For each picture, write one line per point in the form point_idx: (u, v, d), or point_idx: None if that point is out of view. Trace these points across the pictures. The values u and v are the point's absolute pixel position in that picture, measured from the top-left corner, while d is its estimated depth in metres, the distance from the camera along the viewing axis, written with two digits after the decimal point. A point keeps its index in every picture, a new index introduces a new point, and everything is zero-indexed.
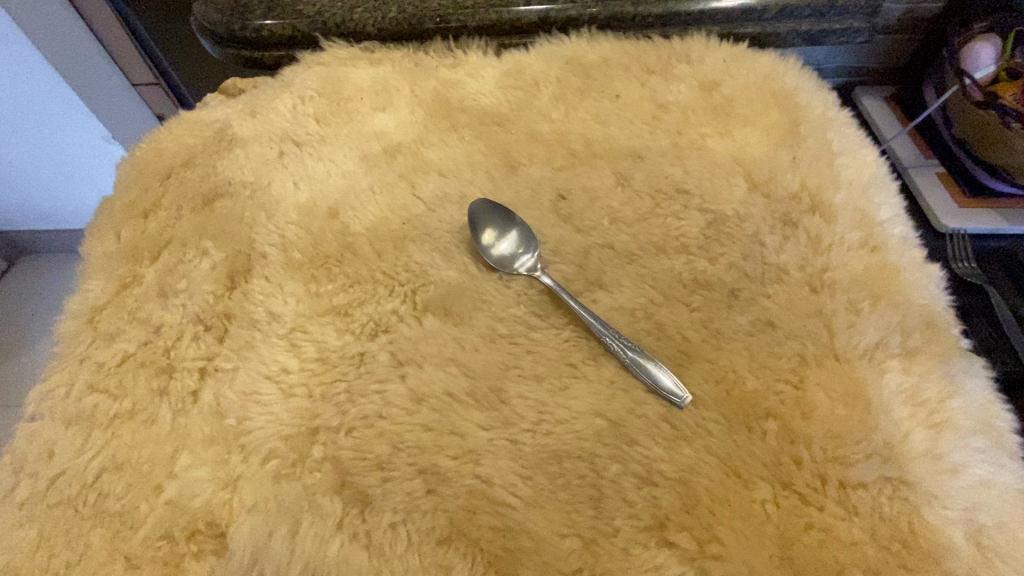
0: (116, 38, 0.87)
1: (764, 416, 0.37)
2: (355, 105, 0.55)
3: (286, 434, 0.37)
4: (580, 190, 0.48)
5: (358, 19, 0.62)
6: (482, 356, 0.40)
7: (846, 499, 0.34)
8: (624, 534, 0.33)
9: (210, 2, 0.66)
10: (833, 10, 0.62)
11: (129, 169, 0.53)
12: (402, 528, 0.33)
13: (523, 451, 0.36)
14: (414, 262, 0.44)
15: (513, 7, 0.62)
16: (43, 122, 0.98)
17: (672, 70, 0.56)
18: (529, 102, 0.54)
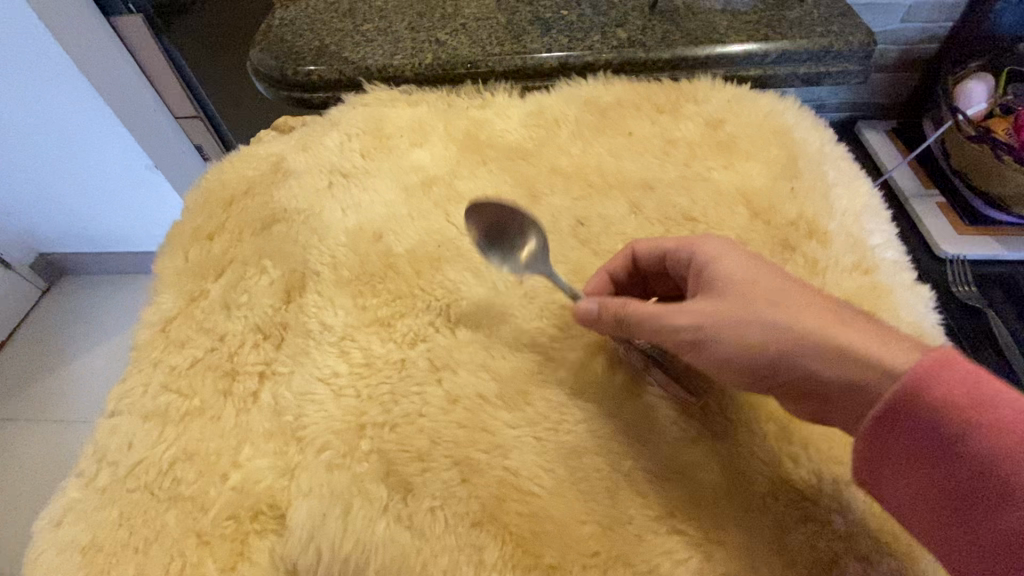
0: (163, 76, 0.94)
1: (764, 419, 0.40)
2: (395, 141, 0.61)
3: (337, 429, 0.42)
4: (596, 217, 0.54)
5: (397, 65, 0.70)
6: (510, 363, 0.44)
7: (841, 494, 0.37)
8: (637, 522, 0.37)
9: (266, 50, 0.74)
10: (829, 55, 0.68)
11: (196, 197, 0.60)
12: (440, 511, 0.38)
13: (547, 447, 0.40)
14: (448, 280, 0.50)
15: (536, 54, 0.69)
16: (92, 151, 1.06)
17: (681, 109, 0.62)
18: (550, 139, 0.61)
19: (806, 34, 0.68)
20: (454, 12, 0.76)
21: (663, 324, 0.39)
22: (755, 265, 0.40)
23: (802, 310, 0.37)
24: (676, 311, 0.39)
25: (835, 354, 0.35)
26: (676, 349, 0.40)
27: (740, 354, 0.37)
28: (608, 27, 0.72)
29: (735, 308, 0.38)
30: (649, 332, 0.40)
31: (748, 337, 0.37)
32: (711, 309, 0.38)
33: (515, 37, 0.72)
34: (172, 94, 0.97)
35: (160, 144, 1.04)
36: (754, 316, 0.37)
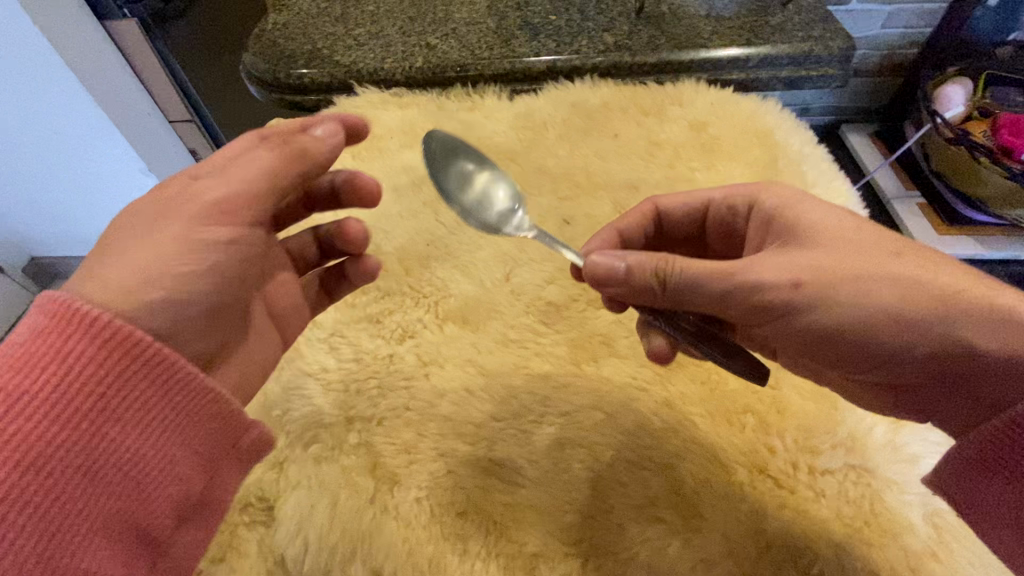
0: (158, 81, 0.96)
1: (742, 411, 0.42)
2: (386, 143, 0.62)
3: (326, 423, 0.43)
4: (582, 216, 0.55)
5: (388, 68, 0.71)
6: (496, 358, 0.45)
7: (815, 483, 0.39)
8: (618, 511, 0.38)
9: (259, 54, 0.75)
10: (809, 60, 0.70)
11: None
12: (426, 502, 0.39)
13: (531, 439, 0.41)
14: (436, 278, 0.51)
15: (525, 58, 0.71)
16: (83, 154, 1.06)
17: (666, 112, 0.63)
18: (538, 140, 0.62)
19: (787, 40, 0.70)
20: (445, 16, 0.77)
21: (750, 286, 0.34)
22: (839, 215, 0.37)
23: (909, 260, 0.34)
24: (766, 269, 0.35)
25: (957, 307, 0.32)
26: (765, 317, 0.36)
27: (851, 323, 0.34)
28: (595, 32, 0.73)
29: (844, 267, 0.34)
30: (732, 299, 0.35)
31: (854, 301, 0.34)
32: (814, 265, 0.34)
33: (504, 41, 0.73)
34: (167, 99, 0.99)
35: (153, 146, 1.04)
36: (867, 276, 0.34)
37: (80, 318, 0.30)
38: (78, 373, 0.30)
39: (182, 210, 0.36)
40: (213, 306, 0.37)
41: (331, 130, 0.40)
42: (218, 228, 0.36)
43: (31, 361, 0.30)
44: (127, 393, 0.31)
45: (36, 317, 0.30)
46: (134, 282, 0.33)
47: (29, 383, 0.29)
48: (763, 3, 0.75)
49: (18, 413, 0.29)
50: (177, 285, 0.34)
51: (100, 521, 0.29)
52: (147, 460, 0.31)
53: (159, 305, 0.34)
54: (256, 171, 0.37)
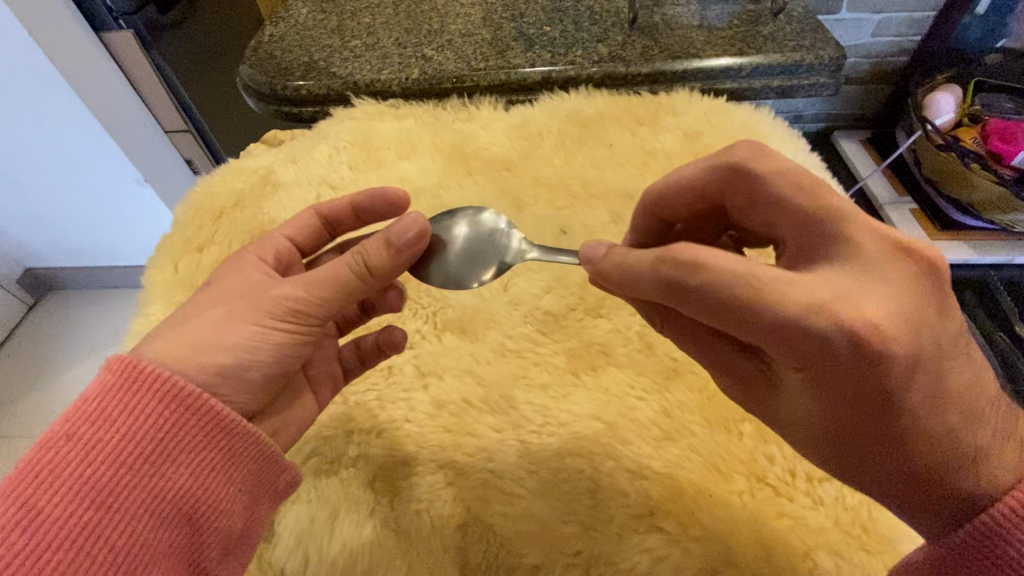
0: (153, 89, 0.93)
1: (740, 418, 0.42)
2: (383, 154, 0.63)
3: (325, 435, 0.43)
4: (579, 226, 0.55)
5: (385, 80, 0.72)
6: (495, 368, 0.46)
7: (813, 490, 0.39)
8: (619, 521, 0.38)
9: (255, 66, 0.75)
10: (801, 69, 0.71)
11: (186, 210, 0.61)
12: (426, 514, 0.39)
13: (530, 449, 0.41)
14: (434, 288, 0.51)
15: (520, 70, 0.71)
16: (81, 165, 1.06)
17: (660, 122, 0.64)
18: (534, 151, 0.62)
19: (778, 49, 0.71)
20: (441, 28, 0.78)
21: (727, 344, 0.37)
22: None
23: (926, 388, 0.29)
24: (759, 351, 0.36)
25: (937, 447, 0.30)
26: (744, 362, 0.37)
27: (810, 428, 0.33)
28: (589, 43, 0.74)
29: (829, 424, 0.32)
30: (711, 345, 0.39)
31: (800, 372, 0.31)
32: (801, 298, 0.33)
33: (500, 52, 0.74)
34: (163, 109, 0.97)
35: (151, 158, 1.04)
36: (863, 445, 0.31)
37: (143, 373, 0.32)
38: (144, 419, 0.31)
39: (258, 299, 0.37)
40: (266, 369, 0.37)
41: (406, 229, 0.37)
42: (286, 313, 0.36)
43: (102, 413, 0.31)
44: (184, 438, 0.32)
45: (102, 373, 0.32)
46: (203, 344, 0.35)
47: (100, 431, 0.31)
48: (754, 13, 0.76)
49: (90, 460, 0.30)
50: (242, 351, 0.35)
51: (161, 554, 0.30)
52: (200, 497, 0.32)
53: (217, 367, 0.34)
54: (335, 286, 0.37)
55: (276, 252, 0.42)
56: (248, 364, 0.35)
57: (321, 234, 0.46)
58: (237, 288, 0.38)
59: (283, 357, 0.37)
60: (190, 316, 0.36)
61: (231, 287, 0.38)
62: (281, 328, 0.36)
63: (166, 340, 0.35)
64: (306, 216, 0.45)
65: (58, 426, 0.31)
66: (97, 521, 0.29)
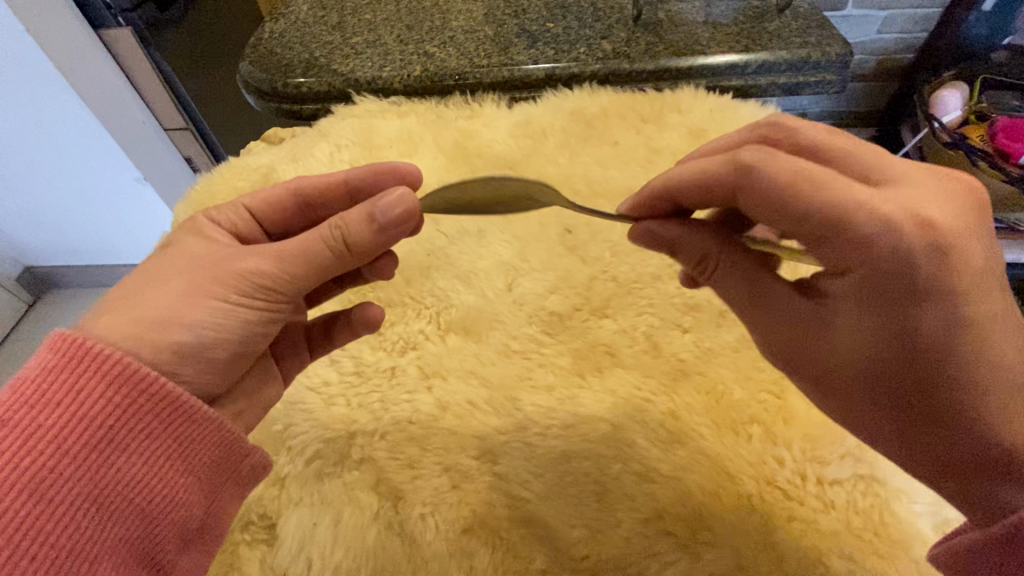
0: (152, 86, 0.93)
1: (748, 421, 0.41)
2: (385, 152, 0.62)
3: (327, 437, 0.42)
4: (584, 224, 0.55)
5: (386, 77, 0.71)
6: (499, 370, 0.45)
7: (824, 494, 0.38)
8: (627, 525, 0.38)
9: (255, 63, 0.75)
10: (807, 66, 0.70)
11: (185, 209, 0.60)
12: (431, 518, 0.38)
13: (536, 452, 0.41)
14: (438, 288, 0.50)
15: (523, 66, 0.71)
16: (77, 162, 1.05)
17: (666, 119, 0.63)
18: (538, 149, 0.62)
19: (785, 46, 0.70)
20: (443, 24, 0.77)
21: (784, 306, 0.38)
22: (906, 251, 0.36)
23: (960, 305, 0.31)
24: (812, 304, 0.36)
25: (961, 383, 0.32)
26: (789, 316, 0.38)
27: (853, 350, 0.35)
28: (593, 39, 0.73)
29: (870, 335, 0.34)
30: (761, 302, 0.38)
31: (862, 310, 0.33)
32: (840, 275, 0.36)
33: (502, 49, 0.73)
34: (162, 105, 0.96)
35: (149, 155, 1.02)
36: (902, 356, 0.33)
37: (86, 355, 0.31)
38: (90, 405, 0.30)
39: (218, 272, 0.36)
40: (232, 348, 0.37)
41: (395, 204, 0.35)
42: (250, 287, 0.36)
43: (43, 398, 0.30)
44: (135, 425, 0.31)
45: (42, 355, 0.30)
46: (160, 321, 0.34)
47: (41, 417, 0.29)
48: (760, 9, 0.75)
49: (31, 447, 0.29)
50: (202, 330, 0.35)
51: (110, 546, 0.30)
52: (152, 487, 0.32)
53: (172, 346, 0.34)
54: (308, 259, 0.36)
55: (234, 224, 0.40)
56: (212, 346, 0.35)
57: (294, 212, 0.43)
58: (195, 258, 0.36)
59: (248, 333, 0.37)
60: (143, 286, 0.35)
61: (188, 256, 0.37)
62: (244, 305, 0.36)
63: (114, 315, 0.33)
64: (277, 190, 0.42)
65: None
66: (40, 513, 0.28)
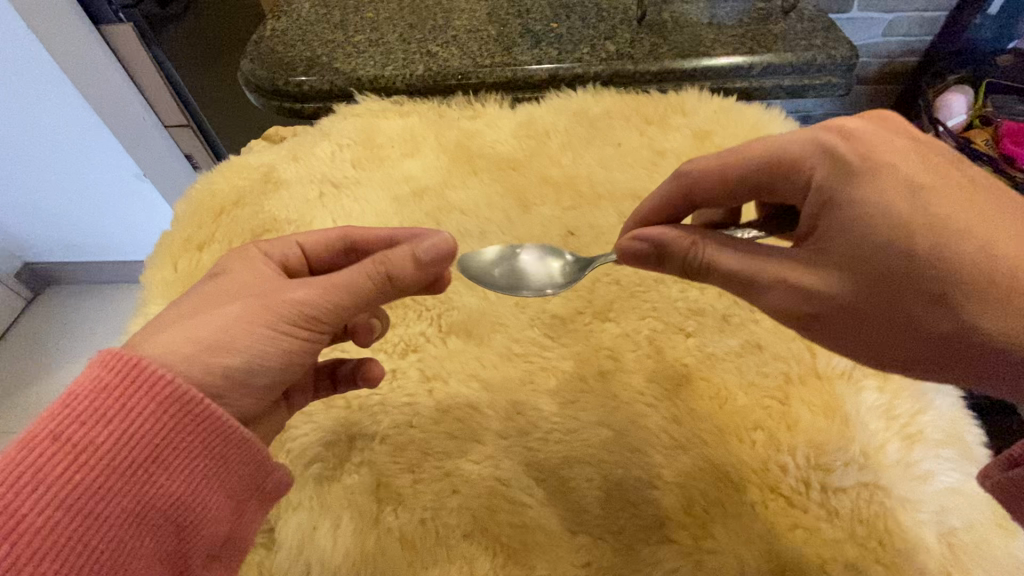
0: (152, 84, 0.93)
1: (752, 426, 0.41)
2: (386, 152, 0.61)
3: (328, 440, 0.42)
4: (586, 227, 0.54)
5: (388, 76, 0.71)
6: (502, 373, 0.45)
7: (828, 501, 0.38)
8: (629, 532, 0.37)
9: (257, 60, 0.74)
10: (812, 68, 0.70)
11: (185, 207, 0.60)
12: (431, 523, 0.38)
13: (537, 457, 0.40)
14: (439, 290, 0.50)
15: (526, 66, 0.70)
16: (76, 158, 1.04)
17: (669, 120, 0.62)
18: (540, 149, 0.61)
19: (789, 48, 0.70)
20: (446, 23, 0.77)
21: (774, 302, 0.34)
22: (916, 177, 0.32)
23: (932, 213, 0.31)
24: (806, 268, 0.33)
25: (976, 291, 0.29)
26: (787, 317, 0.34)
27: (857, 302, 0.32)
28: (596, 39, 0.73)
29: (867, 283, 0.31)
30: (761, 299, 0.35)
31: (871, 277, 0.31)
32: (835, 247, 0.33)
33: (506, 48, 0.73)
34: (163, 103, 0.96)
35: (149, 154, 1.02)
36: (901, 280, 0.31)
37: (141, 374, 0.30)
38: (139, 423, 0.30)
39: (267, 300, 0.36)
40: (271, 376, 0.36)
41: (442, 247, 0.37)
42: (300, 317, 0.36)
43: (92, 414, 0.29)
44: (179, 444, 0.31)
45: (93, 370, 0.30)
46: (207, 345, 0.33)
47: (91, 434, 0.29)
48: (765, 11, 0.75)
49: (80, 464, 0.28)
50: (247, 359, 0.34)
51: (143, 562, 0.29)
52: (189, 503, 0.31)
53: (221, 369, 0.33)
54: (354, 294, 0.37)
55: (283, 259, 0.41)
56: (256, 372, 0.35)
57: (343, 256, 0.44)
58: (246, 286, 0.37)
59: (291, 363, 0.36)
60: (200, 307, 0.35)
61: (243, 284, 0.37)
62: (292, 333, 0.35)
63: (167, 335, 0.33)
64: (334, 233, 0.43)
65: (42, 423, 0.28)
66: (82, 530, 0.27)
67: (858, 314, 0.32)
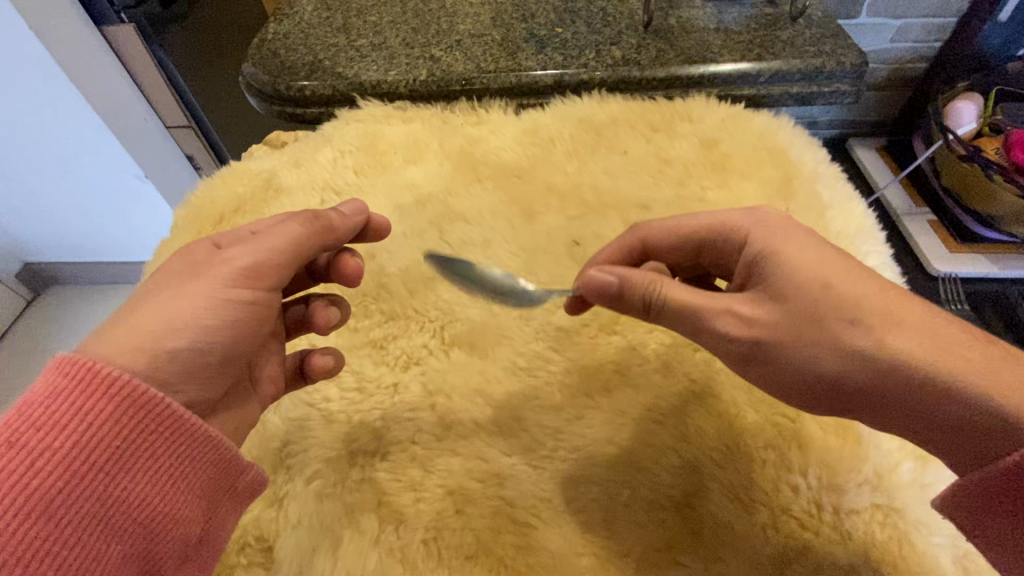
0: (154, 84, 0.92)
1: (763, 445, 0.40)
2: (390, 159, 0.61)
3: (328, 457, 0.41)
4: (592, 237, 0.53)
5: (392, 80, 0.70)
6: (505, 388, 0.44)
7: (840, 524, 0.37)
8: (636, 554, 0.37)
9: (258, 64, 0.73)
10: (821, 75, 0.69)
11: (185, 214, 0.59)
12: (433, 544, 0.37)
13: (542, 476, 0.40)
14: (442, 301, 0.49)
15: (531, 72, 0.69)
16: (76, 160, 1.03)
17: (676, 127, 0.62)
18: (545, 157, 0.60)
19: (798, 54, 0.69)
20: (449, 27, 0.76)
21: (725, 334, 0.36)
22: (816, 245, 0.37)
23: (838, 274, 0.35)
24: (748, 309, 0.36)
25: (898, 327, 0.33)
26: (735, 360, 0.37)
27: (795, 336, 0.35)
28: (602, 45, 0.72)
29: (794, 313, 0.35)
30: (708, 339, 0.37)
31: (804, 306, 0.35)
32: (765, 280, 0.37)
33: (510, 53, 0.72)
34: (164, 102, 0.95)
35: (151, 155, 1.01)
36: (827, 315, 0.34)
37: (96, 377, 0.31)
38: (98, 426, 0.30)
39: (209, 270, 0.39)
40: (223, 352, 0.38)
41: (356, 208, 0.45)
42: (243, 282, 0.39)
43: (48, 420, 0.29)
44: (140, 445, 0.31)
45: (50, 377, 0.30)
46: (161, 331, 0.35)
47: (48, 439, 0.29)
48: (773, 17, 0.74)
49: (38, 468, 0.29)
50: (197, 335, 0.36)
51: (112, 564, 0.30)
52: (153, 503, 0.31)
53: (168, 352, 0.35)
54: (291, 254, 0.40)
55: None
56: (210, 349, 0.37)
57: None
58: (177, 272, 0.39)
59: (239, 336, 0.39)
60: (142, 301, 0.37)
61: (173, 271, 0.39)
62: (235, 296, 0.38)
63: (116, 335, 0.35)
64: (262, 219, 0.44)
65: None
66: (45, 534, 0.28)
67: (807, 351, 0.34)
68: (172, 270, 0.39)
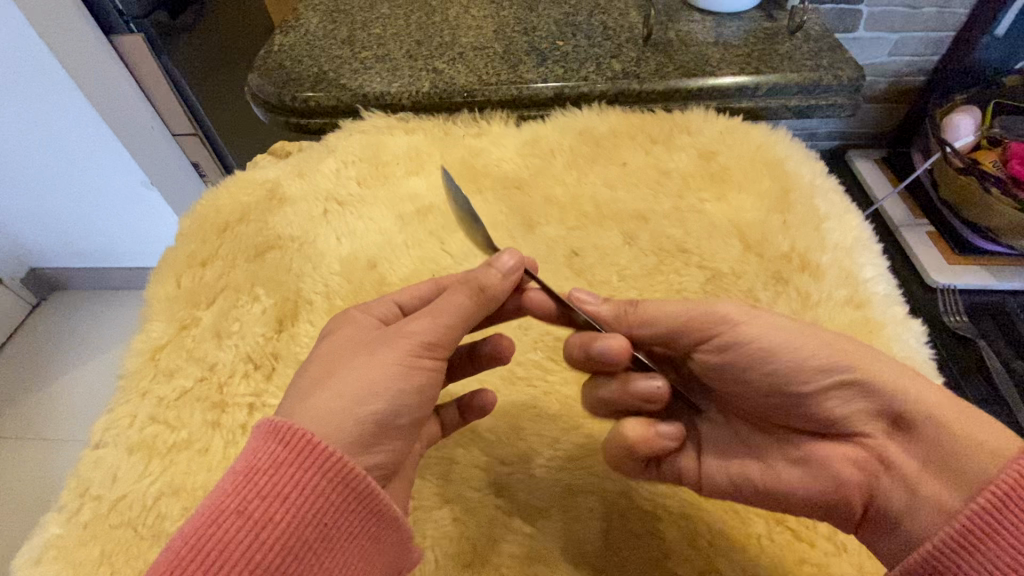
0: (159, 90, 0.92)
1: None
2: (391, 169, 0.61)
3: None
4: (591, 247, 0.54)
5: (394, 92, 0.71)
6: (505, 398, 0.45)
7: (834, 535, 0.37)
8: (629, 566, 0.37)
9: (264, 76, 0.74)
10: (818, 89, 0.70)
11: (187, 222, 0.59)
12: (430, 552, 0.38)
13: (539, 485, 0.40)
14: None
15: (531, 84, 0.70)
16: (86, 169, 1.05)
17: (675, 139, 0.62)
18: (545, 168, 0.61)
19: (796, 69, 0.70)
20: (452, 41, 0.77)
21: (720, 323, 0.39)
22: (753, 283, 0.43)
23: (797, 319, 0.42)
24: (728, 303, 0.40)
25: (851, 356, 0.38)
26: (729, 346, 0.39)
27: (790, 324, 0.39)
28: (602, 58, 0.73)
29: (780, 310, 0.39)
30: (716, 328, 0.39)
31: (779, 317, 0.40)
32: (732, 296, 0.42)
33: (512, 66, 0.73)
34: (173, 117, 0.97)
35: (156, 161, 1.02)
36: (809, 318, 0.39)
37: (314, 450, 0.31)
38: (313, 488, 0.30)
39: (394, 339, 0.36)
40: (412, 413, 0.36)
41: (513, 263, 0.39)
42: (420, 351, 0.37)
43: (274, 491, 0.30)
44: (343, 524, 0.31)
45: (274, 446, 0.31)
46: (359, 393, 0.34)
47: (271, 511, 0.29)
48: (771, 31, 0.75)
49: (264, 538, 0.29)
50: (394, 398, 0.35)
51: None
52: None
53: (371, 416, 0.34)
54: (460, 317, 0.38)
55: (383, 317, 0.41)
56: (347, 438, 0.33)
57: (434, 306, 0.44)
58: (358, 340, 0.38)
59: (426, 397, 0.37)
60: (328, 373, 0.35)
61: (354, 339, 0.38)
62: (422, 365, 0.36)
63: (320, 397, 0.34)
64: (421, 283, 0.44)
65: (225, 501, 0.29)
66: None
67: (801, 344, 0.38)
68: (353, 339, 0.38)
